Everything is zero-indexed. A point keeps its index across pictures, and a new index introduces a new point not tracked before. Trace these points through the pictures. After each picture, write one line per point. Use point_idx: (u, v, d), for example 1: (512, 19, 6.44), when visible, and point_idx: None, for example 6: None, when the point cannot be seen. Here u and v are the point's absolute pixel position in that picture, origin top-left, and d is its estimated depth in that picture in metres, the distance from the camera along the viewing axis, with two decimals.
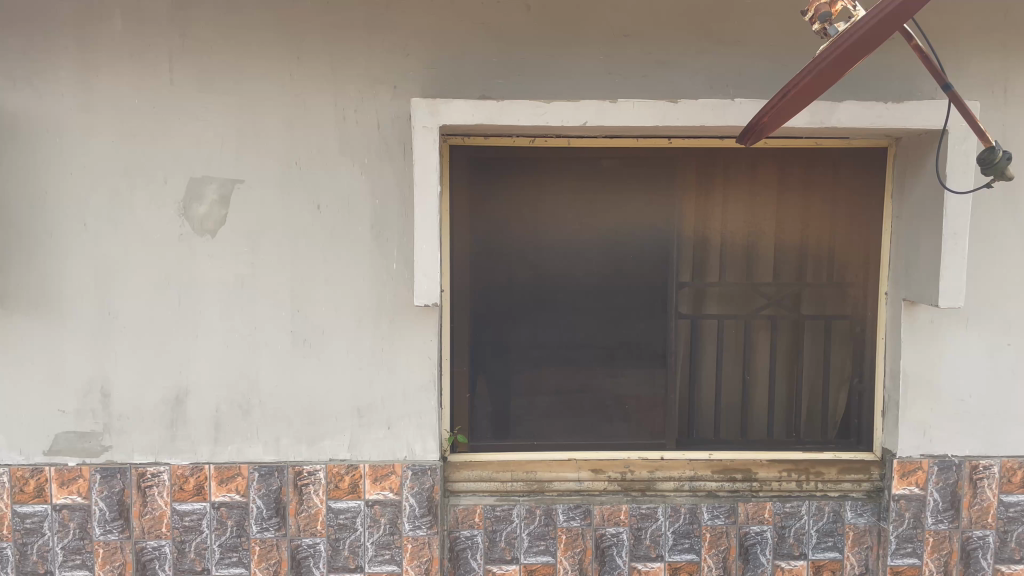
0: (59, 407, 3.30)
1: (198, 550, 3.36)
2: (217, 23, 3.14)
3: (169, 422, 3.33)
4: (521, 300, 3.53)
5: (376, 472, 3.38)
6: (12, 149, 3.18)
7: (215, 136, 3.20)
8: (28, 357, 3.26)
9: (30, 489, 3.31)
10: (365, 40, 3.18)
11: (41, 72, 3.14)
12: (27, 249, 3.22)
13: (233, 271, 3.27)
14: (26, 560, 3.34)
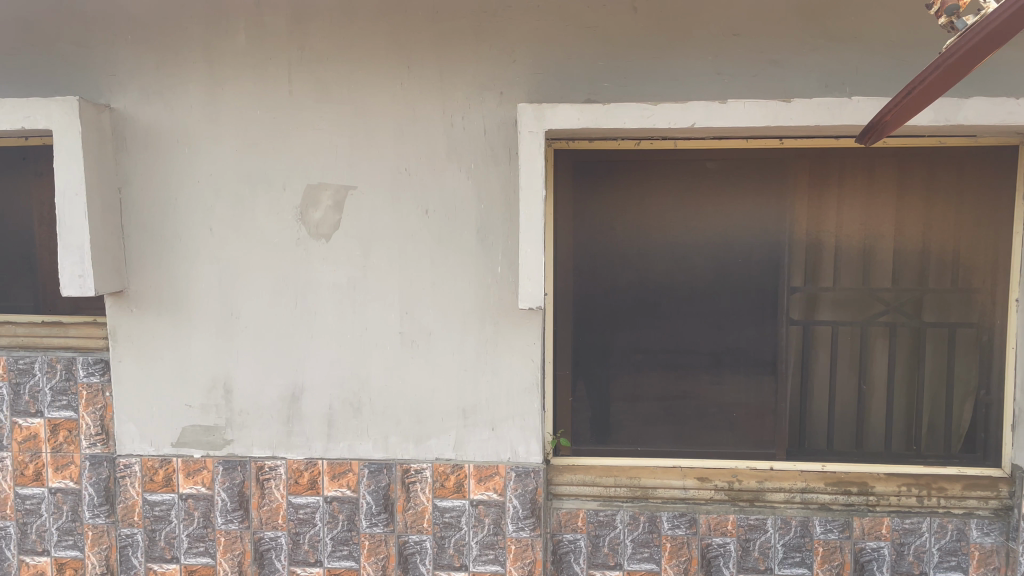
0: (186, 402, 3.49)
1: (312, 542, 3.49)
2: (332, 35, 3.27)
3: (285, 418, 3.48)
4: (625, 304, 3.50)
5: (480, 472, 3.43)
6: (146, 159, 3.39)
7: (330, 144, 3.33)
8: (159, 354, 3.47)
9: (160, 479, 3.51)
10: (473, 47, 3.24)
11: (173, 86, 3.34)
12: (159, 252, 3.43)
13: (346, 273, 3.39)
14: (155, 545, 3.53)
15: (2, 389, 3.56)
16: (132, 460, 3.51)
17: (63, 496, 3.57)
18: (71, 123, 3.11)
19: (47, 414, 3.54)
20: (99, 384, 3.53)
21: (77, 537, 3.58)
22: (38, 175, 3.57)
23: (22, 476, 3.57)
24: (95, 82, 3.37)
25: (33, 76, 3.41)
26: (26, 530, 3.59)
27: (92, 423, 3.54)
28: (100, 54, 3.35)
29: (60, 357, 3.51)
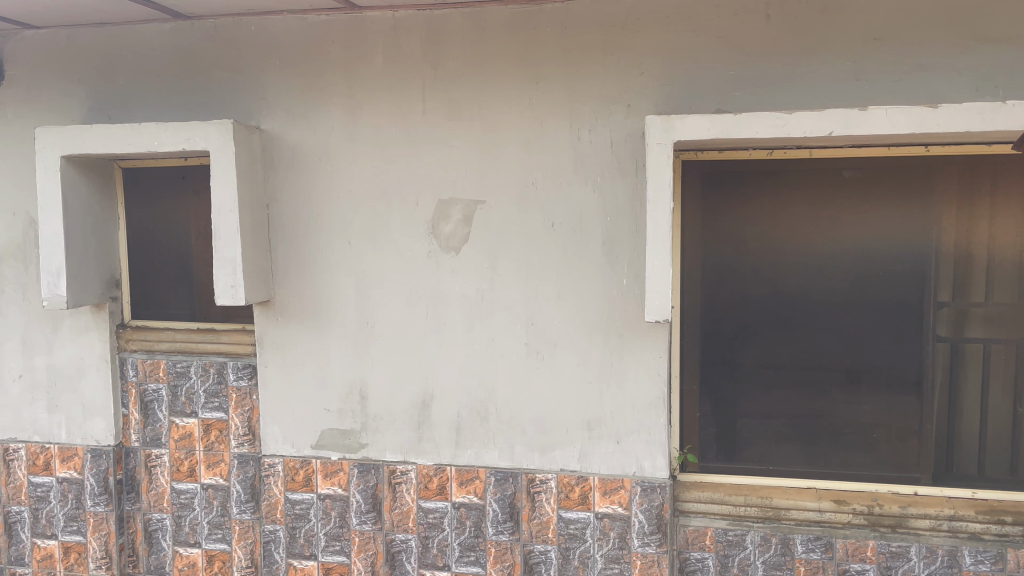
0: (325, 407, 3.68)
1: (441, 546, 3.59)
2: (464, 54, 3.38)
3: (416, 424, 3.59)
4: (756, 318, 3.41)
5: (606, 485, 3.43)
6: (290, 176, 3.61)
7: (461, 159, 3.43)
8: (301, 360, 3.67)
9: (301, 479, 3.70)
10: (601, 60, 3.26)
11: (316, 107, 3.54)
12: (301, 264, 3.63)
13: (474, 285, 3.47)
14: (295, 542, 3.72)
15: (162, 391, 3.85)
16: (276, 459, 3.72)
17: (214, 492, 3.82)
18: (226, 144, 3.35)
19: (200, 414, 3.81)
20: (247, 388, 3.77)
21: (226, 531, 3.82)
22: (195, 193, 3.86)
23: (177, 471, 3.85)
24: (246, 105, 3.61)
25: (193, 100, 3.65)
26: (180, 522, 3.86)
27: (241, 424, 3.78)
28: (251, 79, 3.59)
29: (213, 361, 3.79)
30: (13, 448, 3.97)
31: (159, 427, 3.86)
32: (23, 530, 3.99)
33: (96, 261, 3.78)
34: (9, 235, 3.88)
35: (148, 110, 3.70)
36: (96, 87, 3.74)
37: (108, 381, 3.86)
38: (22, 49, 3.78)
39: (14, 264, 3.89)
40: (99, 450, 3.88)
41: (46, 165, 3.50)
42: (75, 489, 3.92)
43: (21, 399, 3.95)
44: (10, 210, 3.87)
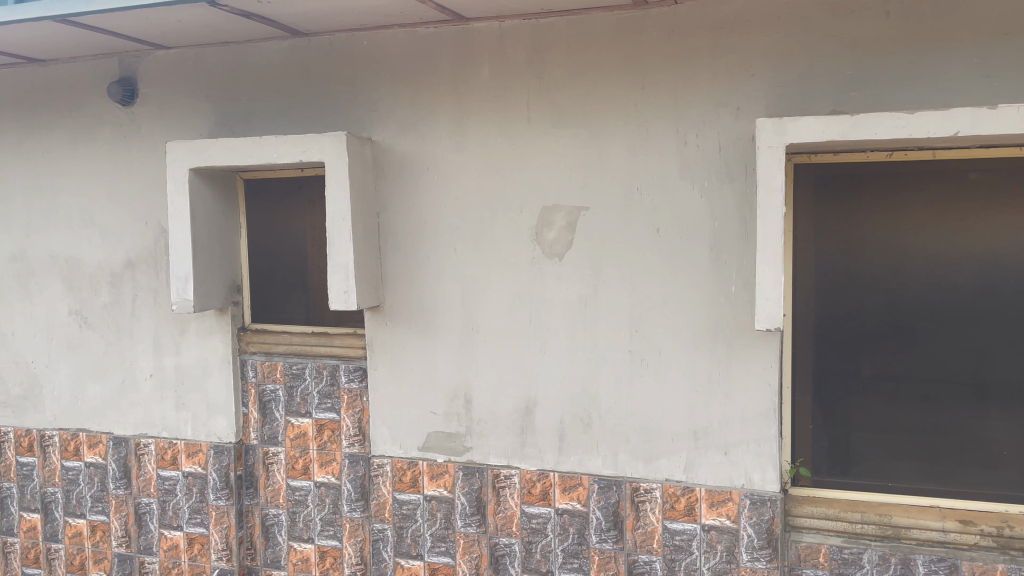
0: (431, 410, 3.76)
1: (544, 552, 3.59)
2: (569, 61, 3.39)
3: (520, 429, 3.62)
4: (873, 327, 3.28)
5: (712, 497, 3.35)
6: (399, 185, 3.71)
7: (565, 166, 3.44)
8: (408, 363, 3.77)
9: (407, 480, 3.79)
10: (709, 64, 3.21)
11: (424, 117, 3.63)
12: (409, 270, 3.73)
13: (578, 292, 3.47)
14: (402, 541, 3.81)
15: (279, 391, 4.04)
16: (384, 460, 3.83)
17: (326, 490, 3.96)
18: (339, 155, 3.49)
19: (314, 414, 3.97)
20: (358, 390, 3.90)
21: (337, 528, 3.95)
22: (310, 202, 4.03)
23: (292, 469, 4.02)
24: (358, 117, 3.74)
25: (309, 113, 3.81)
26: (295, 518, 4.03)
27: (352, 425, 3.91)
28: (363, 91, 3.72)
29: (326, 363, 3.94)
30: (144, 443, 4.24)
31: (276, 426, 4.05)
32: (151, 521, 4.25)
33: (220, 268, 3.99)
34: (142, 243, 4.16)
35: (268, 123, 3.88)
36: (221, 102, 3.95)
37: (229, 381, 4.07)
38: (155, 68, 4.04)
39: (147, 270, 4.16)
40: (221, 446, 4.09)
41: (177, 177, 3.73)
42: (199, 483, 4.14)
43: (151, 397, 4.22)
44: (144, 220, 4.14)
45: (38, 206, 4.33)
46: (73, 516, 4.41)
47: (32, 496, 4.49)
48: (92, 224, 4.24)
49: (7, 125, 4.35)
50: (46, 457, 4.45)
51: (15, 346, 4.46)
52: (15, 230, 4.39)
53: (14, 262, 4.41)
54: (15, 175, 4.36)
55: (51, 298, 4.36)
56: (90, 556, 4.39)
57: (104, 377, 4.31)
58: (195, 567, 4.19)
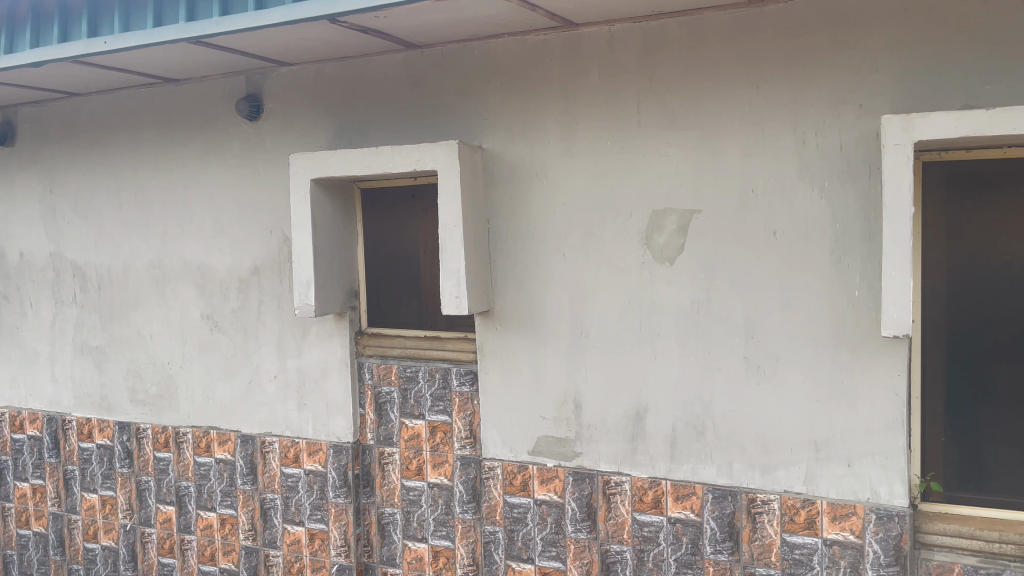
0: (541, 414, 3.77)
1: (656, 561, 3.54)
2: (680, 63, 3.34)
3: (630, 436, 3.59)
4: (1012, 334, 3.08)
5: (835, 510, 3.22)
6: (509, 191, 3.75)
7: (677, 169, 3.39)
8: (518, 368, 3.80)
9: (518, 483, 3.83)
10: (828, 60, 3.09)
11: (534, 124, 3.66)
12: (519, 276, 3.77)
13: (690, 297, 3.41)
14: (513, 544, 3.85)
15: (394, 393, 4.15)
16: (495, 463, 3.88)
17: (439, 491, 4.04)
18: (452, 163, 3.57)
19: (427, 416, 4.06)
20: (469, 393, 3.96)
21: (449, 528, 4.02)
22: (423, 209, 4.14)
23: (407, 469, 4.12)
24: (469, 125, 3.81)
25: (422, 123, 3.91)
26: (409, 517, 4.13)
27: (463, 427, 3.97)
28: (473, 100, 3.79)
29: (438, 367, 4.02)
30: (269, 441, 4.45)
31: (391, 427, 4.16)
32: (275, 516, 4.46)
33: (339, 274, 4.15)
34: (267, 251, 4.37)
35: (383, 134, 4.01)
36: (339, 115, 4.11)
37: (348, 382, 4.23)
38: (278, 84, 4.25)
39: (272, 276, 4.38)
40: (340, 446, 4.24)
41: (299, 188, 3.92)
42: (319, 481, 4.31)
43: (275, 397, 4.43)
44: (269, 228, 4.36)
45: (173, 217, 4.63)
46: (204, 509, 4.68)
47: (168, 489, 4.79)
48: (222, 233, 4.49)
49: (146, 141, 4.67)
50: (180, 452, 4.74)
51: (154, 348, 4.78)
52: (153, 240, 4.71)
53: (153, 270, 4.73)
54: (153, 188, 4.68)
55: (185, 302, 4.64)
56: (219, 547, 4.64)
57: (232, 378, 4.55)
58: (315, 561, 4.35)
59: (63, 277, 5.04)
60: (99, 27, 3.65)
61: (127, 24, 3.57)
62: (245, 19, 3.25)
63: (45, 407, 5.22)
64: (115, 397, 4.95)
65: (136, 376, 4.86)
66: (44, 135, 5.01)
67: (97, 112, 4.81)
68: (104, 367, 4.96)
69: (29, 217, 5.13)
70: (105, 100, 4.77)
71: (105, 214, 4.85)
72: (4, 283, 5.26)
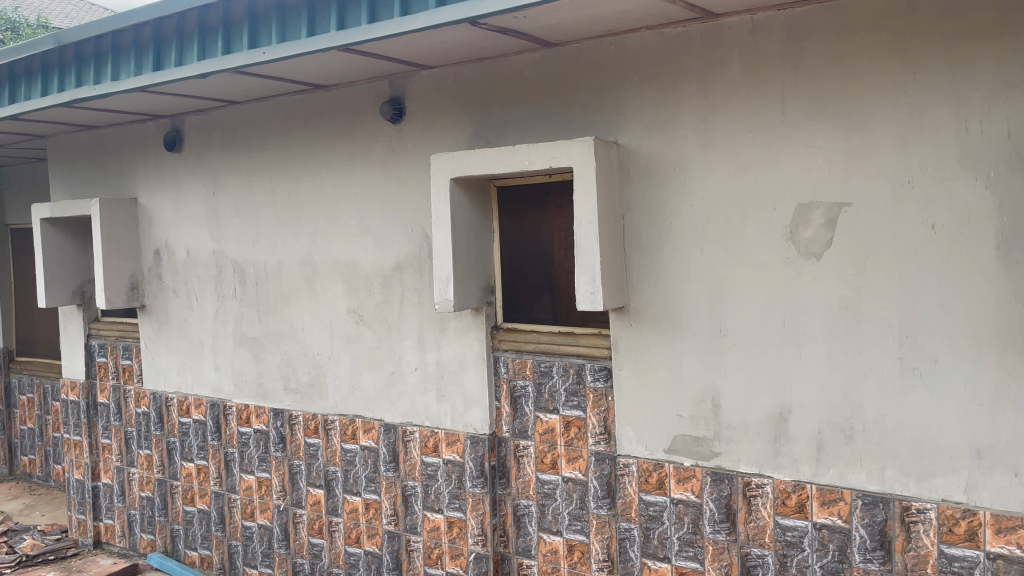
0: (678, 412, 3.72)
1: (800, 567, 3.43)
2: (828, 50, 3.21)
3: (773, 437, 3.47)
4: None
5: (999, 523, 3.00)
6: (645, 186, 3.72)
7: (824, 161, 3.26)
8: (654, 365, 3.77)
9: (654, 481, 3.80)
10: (995, 41, 2.89)
11: (671, 118, 3.62)
12: (655, 272, 3.73)
13: (837, 294, 3.28)
14: (649, 542, 3.82)
15: (528, 387, 4.21)
16: (630, 460, 3.86)
17: (574, 485, 4.06)
18: (588, 159, 3.58)
19: (562, 411, 4.09)
20: (604, 389, 3.96)
21: (584, 523, 4.04)
22: (558, 206, 4.17)
23: (542, 463, 4.17)
24: (605, 121, 3.81)
25: (558, 120, 3.95)
26: (544, 510, 4.18)
27: (598, 423, 3.98)
28: (609, 96, 3.78)
29: (572, 363, 4.05)
30: (410, 430, 4.63)
31: (526, 420, 4.22)
32: (416, 503, 4.63)
33: (477, 270, 4.25)
34: (408, 248, 4.55)
35: (519, 132, 4.08)
36: (476, 115, 4.21)
37: (484, 376, 4.33)
38: (418, 87, 4.40)
39: (413, 272, 4.54)
40: (477, 437, 4.35)
41: (440, 187, 4.05)
42: (457, 471, 4.44)
43: (416, 388, 4.60)
44: (410, 226, 4.52)
45: (322, 216, 4.89)
46: (350, 493, 4.92)
47: (317, 473, 5.08)
48: (366, 231, 4.71)
49: (297, 145, 4.96)
50: (329, 439, 5.00)
51: (304, 340, 5.08)
52: (304, 238, 5.00)
53: (304, 266, 5.02)
54: (304, 189, 4.96)
55: (334, 297, 4.90)
56: (364, 531, 4.86)
57: (376, 369, 4.76)
58: (453, 549, 4.48)
59: (224, 273, 5.43)
60: (258, 38, 3.90)
61: (282, 34, 3.80)
62: (391, 26, 3.38)
63: (208, 393, 5.64)
64: (270, 385, 5.29)
65: (288, 365, 5.17)
66: (207, 141, 5.41)
67: (254, 118, 5.14)
68: (260, 357, 5.31)
69: (194, 217, 5.56)
70: (261, 107, 5.10)
71: (261, 214, 5.19)
72: (173, 278, 5.72)
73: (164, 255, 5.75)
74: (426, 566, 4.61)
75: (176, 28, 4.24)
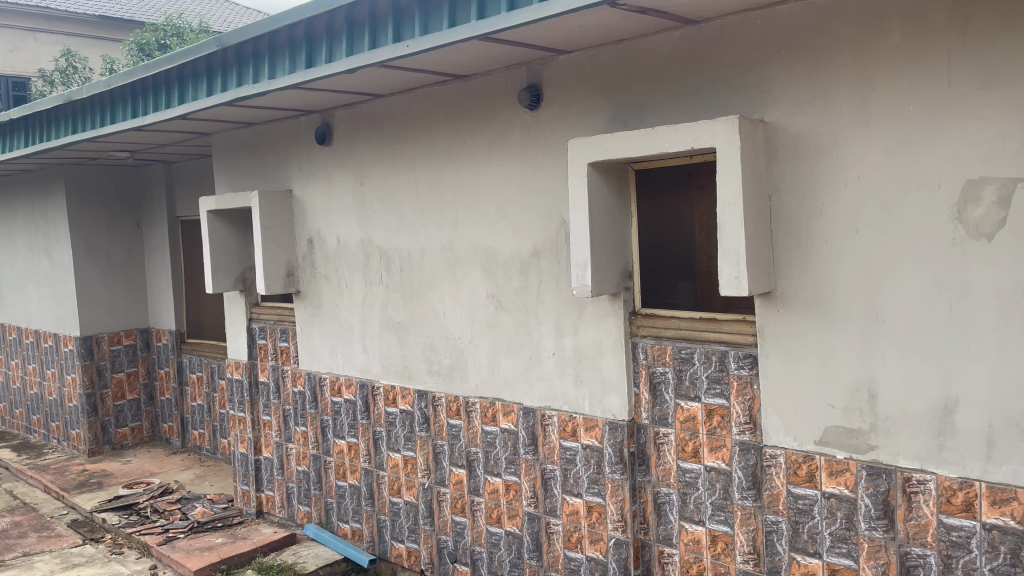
0: (830, 403, 3.55)
1: (967, 569, 3.20)
2: (1002, 13, 2.94)
3: (937, 431, 3.24)
4: None
5: None
6: (794, 165, 3.56)
7: (997, 133, 2.99)
8: (804, 353, 3.61)
9: (804, 473, 3.65)
10: None
11: (824, 93, 3.43)
12: (804, 255, 3.57)
13: (1013, 276, 3.01)
14: (798, 537, 3.68)
15: (668, 373, 4.14)
16: (778, 451, 3.73)
17: (717, 475, 3.97)
18: (733, 139, 3.46)
19: (704, 399, 4.00)
20: (748, 377, 3.83)
21: (728, 514, 3.94)
22: (699, 188, 4.07)
23: (683, 451, 4.10)
24: (751, 100, 3.67)
25: (699, 100, 3.83)
26: (686, 499, 4.11)
27: (742, 412, 3.86)
28: (755, 72, 3.64)
29: (715, 350, 3.94)
30: (549, 415, 4.67)
31: (666, 407, 4.16)
32: (555, 486, 4.67)
33: (615, 255, 4.22)
34: (546, 233, 4.57)
35: (658, 113, 3.99)
36: (614, 99, 4.17)
37: (623, 362, 4.29)
38: (556, 73, 4.40)
39: (550, 258, 4.56)
40: (616, 423, 4.33)
41: (578, 173, 4.05)
42: (596, 456, 4.44)
43: (555, 373, 4.64)
44: (548, 212, 4.54)
45: (462, 204, 5.01)
46: (491, 474, 5.03)
47: (460, 454, 5.22)
48: (505, 218, 4.78)
49: (438, 135, 5.09)
50: (470, 420, 5.14)
51: (446, 325, 5.23)
52: (446, 225, 5.13)
53: (446, 253, 5.16)
54: (444, 178, 5.09)
55: (474, 283, 5.01)
56: (505, 511, 4.96)
57: (515, 353, 4.83)
58: (593, 533, 4.49)
59: (371, 261, 5.67)
60: (401, 31, 4.02)
61: (425, 27, 3.89)
62: (531, 12, 3.38)
63: (357, 374, 5.93)
64: (414, 367, 5.49)
65: (432, 349, 5.35)
66: (354, 134, 5.65)
67: (397, 110, 5.32)
68: (405, 341, 5.52)
69: (343, 207, 5.83)
70: (403, 99, 5.27)
71: (405, 203, 5.37)
72: (324, 264, 6.04)
73: (317, 244, 6.07)
74: (566, 549, 4.64)
75: (326, 26, 4.43)
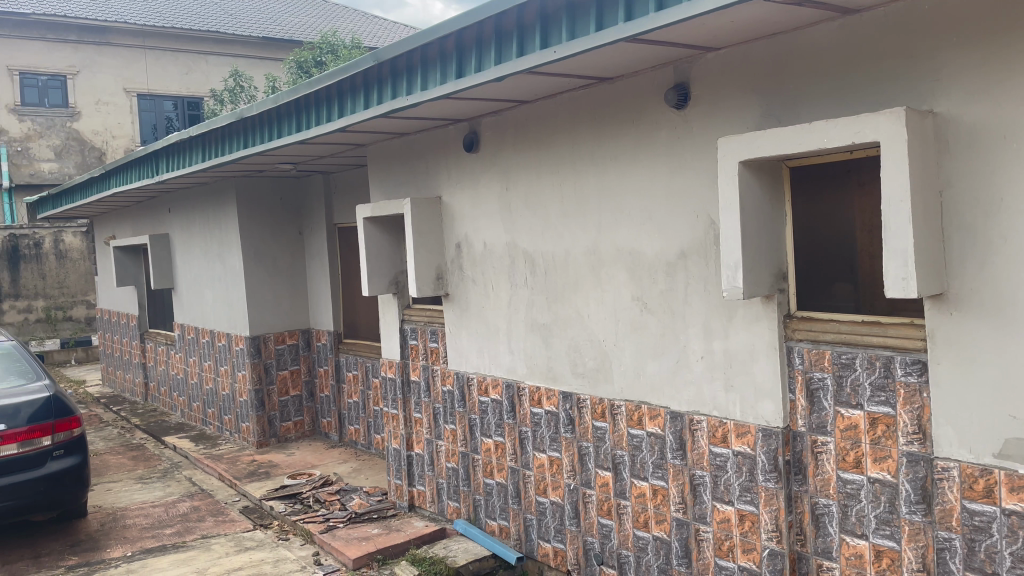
0: (1011, 413, 3.28)
1: None
2: None
3: None
4: None
5: None
6: (968, 158, 3.32)
7: None
8: (981, 359, 3.35)
9: (981, 488, 3.38)
10: None
11: (1002, 80, 3.18)
12: (981, 254, 3.32)
13: None
14: (974, 556, 3.42)
15: (827, 379, 3.96)
16: (951, 464, 3.48)
17: (882, 487, 3.75)
18: (899, 132, 3.27)
19: (867, 407, 3.79)
20: (917, 384, 3.60)
21: (894, 529, 3.72)
22: (860, 184, 3.87)
23: (843, 461, 3.91)
24: (917, 90, 3.45)
25: (859, 92, 3.65)
26: (847, 511, 3.91)
27: (910, 421, 3.63)
28: (923, 60, 3.42)
29: (879, 355, 3.73)
30: (698, 419, 4.59)
31: (824, 415, 3.98)
32: (705, 493, 4.57)
33: (768, 255, 4.08)
34: (694, 234, 4.49)
35: (813, 108, 3.84)
36: (765, 95, 4.04)
37: (777, 367, 4.14)
38: (704, 71, 4.32)
39: (699, 259, 4.48)
40: (770, 430, 4.18)
41: (728, 172, 3.95)
42: (748, 463, 4.31)
43: (703, 377, 4.54)
44: (695, 213, 4.47)
45: (607, 206, 5.01)
46: (638, 478, 4.99)
47: (606, 456, 5.21)
48: (651, 219, 4.74)
49: (582, 138, 5.12)
50: (616, 423, 5.13)
51: (592, 327, 5.24)
52: (590, 228, 5.15)
53: (591, 255, 5.17)
54: (589, 181, 5.11)
55: (619, 285, 5.00)
56: (652, 516, 4.91)
57: (662, 356, 4.78)
58: (745, 543, 4.36)
59: (517, 264, 5.77)
60: (548, 38, 4.07)
61: (572, 32, 3.93)
62: (681, 11, 3.34)
63: (504, 375, 6.05)
64: (560, 369, 5.54)
65: (577, 351, 5.38)
66: (500, 140, 5.78)
67: (542, 115, 5.40)
68: (550, 342, 5.58)
69: (490, 211, 5.97)
70: (548, 104, 5.34)
71: (550, 206, 5.44)
72: (472, 268, 6.21)
73: (464, 248, 6.26)
74: (716, 557, 4.53)
75: (475, 36, 4.57)
